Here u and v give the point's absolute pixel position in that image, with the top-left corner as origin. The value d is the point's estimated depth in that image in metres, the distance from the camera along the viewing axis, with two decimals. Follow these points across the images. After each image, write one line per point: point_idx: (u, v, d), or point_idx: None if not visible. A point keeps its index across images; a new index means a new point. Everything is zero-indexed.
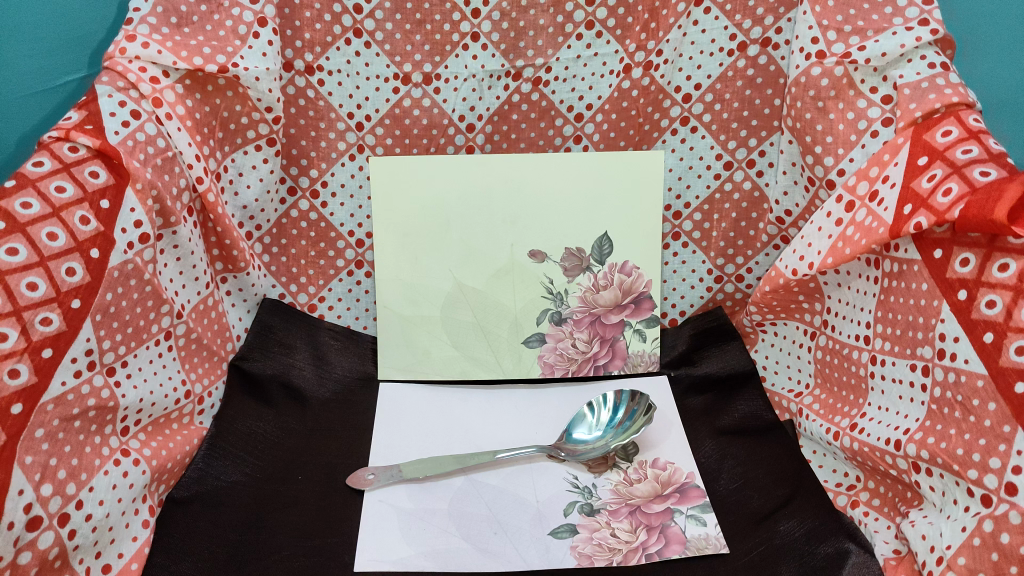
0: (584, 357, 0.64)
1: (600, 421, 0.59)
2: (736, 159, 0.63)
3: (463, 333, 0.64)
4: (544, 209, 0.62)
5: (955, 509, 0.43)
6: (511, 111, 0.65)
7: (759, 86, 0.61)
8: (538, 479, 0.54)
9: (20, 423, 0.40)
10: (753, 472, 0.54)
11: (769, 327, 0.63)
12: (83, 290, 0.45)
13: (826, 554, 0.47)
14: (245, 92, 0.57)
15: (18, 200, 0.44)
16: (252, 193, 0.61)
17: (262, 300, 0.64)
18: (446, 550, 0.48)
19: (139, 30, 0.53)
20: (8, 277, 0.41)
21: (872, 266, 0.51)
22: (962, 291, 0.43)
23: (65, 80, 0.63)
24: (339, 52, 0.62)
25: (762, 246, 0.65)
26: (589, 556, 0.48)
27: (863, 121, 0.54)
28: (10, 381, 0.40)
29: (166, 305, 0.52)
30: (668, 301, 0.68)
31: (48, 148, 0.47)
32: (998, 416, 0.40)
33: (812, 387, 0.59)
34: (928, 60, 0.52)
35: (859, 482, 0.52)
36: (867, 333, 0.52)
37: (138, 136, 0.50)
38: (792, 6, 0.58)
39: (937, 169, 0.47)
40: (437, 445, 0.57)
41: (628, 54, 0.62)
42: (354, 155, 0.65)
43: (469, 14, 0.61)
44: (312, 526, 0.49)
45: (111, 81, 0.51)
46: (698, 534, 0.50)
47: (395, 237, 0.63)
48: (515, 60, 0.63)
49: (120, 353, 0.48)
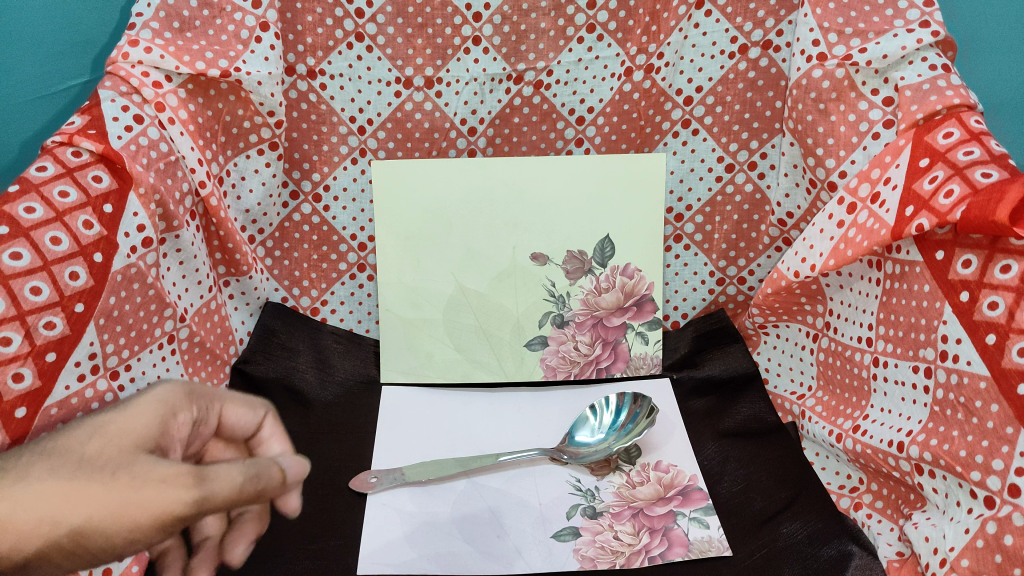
0: (586, 360, 0.64)
1: (602, 423, 0.58)
2: (738, 161, 0.63)
3: (465, 336, 0.64)
4: (546, 212, 0.62)
5: (958, 510, 0.43)
6: (513, 115, 0.65)
7: (760, 89, 0.61)
8: (541, 482, 0.54)
9: (24, 426, 0.40)
10: (757, 474, 0.54)
11: (771, 329, 0.63)
12: (87, 294, 0.45)
13: (828, 556, 0.47)
14: (247, 96, 0.57)
15: (21, 205, 0.44)
16: (254, 197, 0.61)
17: (265, 304, 0.65)
18: (449, 553, 0.48)
19: (141, 35, 0.53)
20: (12, 281, 0.41)
21: (875, 268, 0.51)
22: (965, 292, 0.43)
23: (69, 84, 0.63)
24: (341, 56, 0.62)
25: (764, 248, 0.65)
26: (592, 559, 0.48)
27: (864, 123, 0.54)
28: (13, 385, 0.40)
29: (169, 308, 0.53)
30: (670, 303, 0.68)
31: (51, 152, 0.47)
32: (1001, 418, 0.40)
33: (815, 388, 0.59)
34: (929, 62, 0.52)
35: (862, 485, 0.52)
36: (869, 334, 0.52)
37: (141, 140, 0.51)
38: (793, 9, 0.59)
39: (939, 170, 0.47)
40: (441, 448, 0.57)
41: (628, 57, 0.62)
42: (357, 158, 0.65)
43: (470, 18, 0.62)
44: (317, 529, 0.50)
45: (114, 86, 0.51)
46: (701, 536, 0.50)
47: (398, 240, 0.63)
48: (516, 63, 0.63)
49: (123, 357, 0.49)
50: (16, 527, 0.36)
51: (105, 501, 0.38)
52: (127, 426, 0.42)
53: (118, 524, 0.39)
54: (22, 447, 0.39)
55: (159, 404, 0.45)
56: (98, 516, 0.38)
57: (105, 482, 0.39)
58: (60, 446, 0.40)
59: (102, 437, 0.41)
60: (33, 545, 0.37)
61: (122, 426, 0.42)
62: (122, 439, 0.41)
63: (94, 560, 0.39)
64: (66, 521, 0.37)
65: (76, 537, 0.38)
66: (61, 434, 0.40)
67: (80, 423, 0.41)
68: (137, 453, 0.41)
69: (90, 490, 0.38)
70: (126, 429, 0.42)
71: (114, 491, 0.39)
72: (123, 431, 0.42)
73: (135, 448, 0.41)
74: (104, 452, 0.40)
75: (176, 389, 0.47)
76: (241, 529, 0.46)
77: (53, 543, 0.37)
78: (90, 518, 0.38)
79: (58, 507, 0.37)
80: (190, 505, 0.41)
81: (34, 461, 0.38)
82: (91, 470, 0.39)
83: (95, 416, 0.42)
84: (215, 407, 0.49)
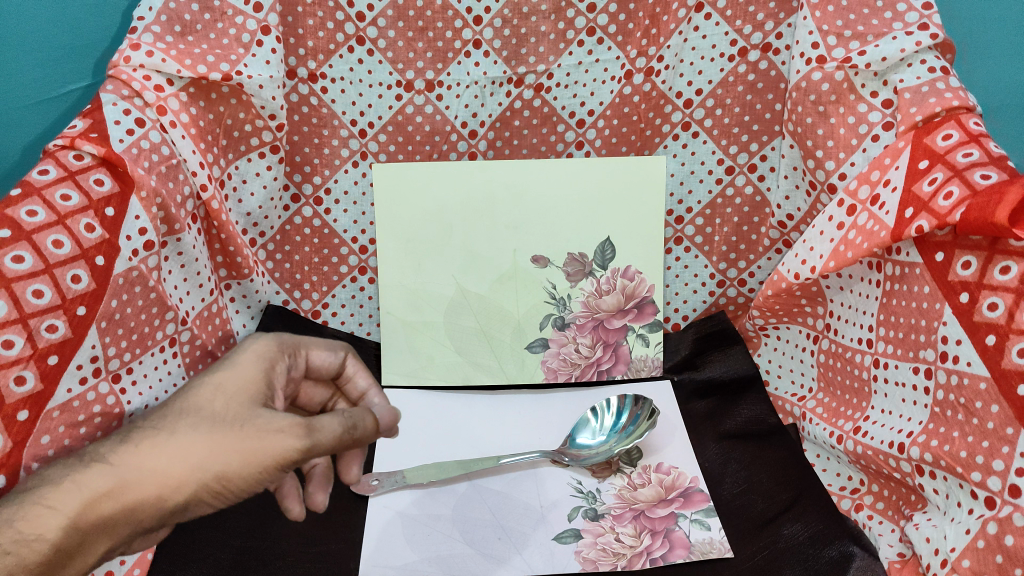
0: (586, 362, 0.64)
1: (603, 426, 0.58)
2: (738, 164, 0.64)
3: (466, 339, 0.64)
4: (547, 214, 0.63)
5: (959, 511, 0.43)
6: (514, 117, 0.65)
7: (759, 91, 0.61)
8: (542, 484, 0.54)
9: (26, 429, 0.41)
10: (758, 476, 0.54)
11: (772, 331, 0.63)
12: (89, 297, 0.45)
13: (830, 557, 0.47)
14: (248, 100, 0.57)
15: (23, 208, 0.44)
16: (256, 200, 0.61)
17: (266, 306, 0.65)
18: (452, 555, 0.49)
19: (143, 39, 0.53)
20: (14, 284, 0.41)
21: (874, 270, 0.52)
22: (965, 294, 0.43)
23: (70, 88, 0.64)
24: (342, 59, 0.62)
25: (764, 250, 0.65)
26: (593, 561, 0.49)
27: (864, 125, 0.54)
28: (15, 388, 0.40)
29: (171, 312, 0.53)
30: (671, 305, 0.68)
31: (53, 156, 0.47)
32: (1001, 419, 0.40)
33: (816, 391, 0.59)
34: (928, 65, 0.52)
35: (863, 486, 0.52)
36: (869, 336, 0.53)
37: (143, 143, 0.51)
38: (793, 12, 0.59)
39: (938, 172, 0.47)
40: (443, 451, 0.57)
41: (629, 60, 0.63)
42: (358, 161, 0.65)
43: (471, 22, 0.62)
44: (317, 532, 0.50)
45: (115, 90, 0.51)
46: (703, 538, 0.50)
47: (399, 243, 0.63)
48: (517, 67, 0.63)
49: (125, 360, 0.49)
50: (168, 475, 0.36)
51: (242, 443, 0.37)
52: (242, 376, 0.41)
53: (255, 466, 0.37)
54: (160, 406, 0.40)
55: (263, 352, 0.43)
56: (239, 458, 0.37)
57: (238, 427, 0.38)
58: (192, 400, 0.39)
59: (223, 389, 0.40)
60: (186, 491, 0.36)
61: (238, 376, 0.41)
62: (241, 390, 0.40)
63: (236, 500, 0.38)
64: (210, 466, 0.37)
65: (222, 481, 0.37)
66: (188, 389, 0.40)
67: (202, 378, 0.41)
68: (255, 404, 0.40)
69: (225, 439, 0.37)
70: (241, 380, 0.41)
71: (248, 434, 0.38)
72: (238, 382, 0.40)
73: (256, 396, 0.40)
74: (230, 404, 0.39)
75: (272, 339, 0.45)
76: (348, 453, 0.45)
77: (204, 488, 0.37)
78: (230, 462, 0.37)
79: (202, 456, 0.37)
80: (304, 452, 0.38)
81: (172, 419, 0.38)
82: (219, 424, 0.38)
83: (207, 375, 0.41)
84: (306, 351, 0.47)
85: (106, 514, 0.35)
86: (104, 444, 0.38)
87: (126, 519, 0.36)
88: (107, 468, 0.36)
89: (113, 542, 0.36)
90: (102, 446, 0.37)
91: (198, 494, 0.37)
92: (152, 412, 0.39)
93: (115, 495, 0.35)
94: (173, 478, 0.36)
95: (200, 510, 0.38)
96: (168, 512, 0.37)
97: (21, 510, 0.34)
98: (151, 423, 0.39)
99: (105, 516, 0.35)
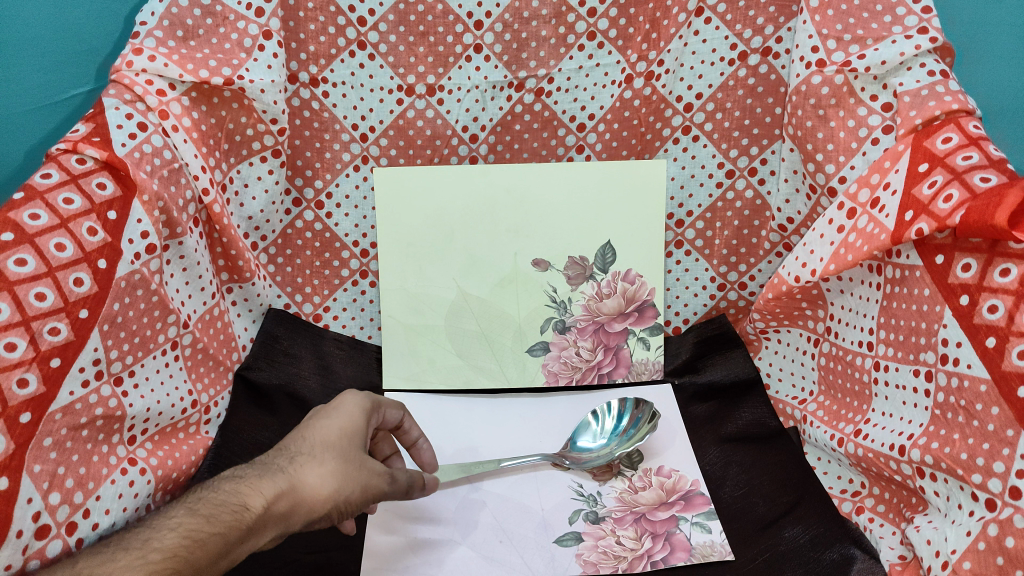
0: (587, 366, 0.64)
1: (604, 429, 0.58)
2: (738, 168, 0.63)
3: (467, 342, 0.64)
4: (548, 217, 0.63)
5: (960, 513, 0.43)
6: (514, 121, 0.65)
7: (759, 95, 0.61)
8: (542, 488, 0.54)
9: (28, 431, 0.41)
10: (758, 479, 0.54)
11: (772, 335, 0.63)
12: (91, 300, 0.45)
13: (831, 560, 0.48)
14: (250, 104, 0.57)
15: (26, 211, 0.44)
16: (258, 204, 0.61)
17: (268, 310, 0.64)
18: (452, 559, 0.49)
19: (145, 43, 0.53)
20: (18, 287, 0.42)
21: (875, 273, 0.52)
22: (964, 296, 0.44)
23: (72, 93, 0.64)
24: (344, 64, 0.62)
25: (765, 254, 0.65)
26: (594, 564, 0.50)
27: (864, 128, 0.54)
28: (18, 390, 0.41)
29: (173, 315, 0.53)
30: (671, 309, 0.67)
31: (57, 159, 0.48)
32: (1001, 420, 0.40)
33: (816, 394, 0.59)
34: (928, 68, 0.52)
35: (864, 489, 0.52)
36: (870, 339, 0.53)
37: (144, 148, 0.51)
38: (793, 16, 0.59)
39: (937, 175, 0.47)
40: (444, 456, 0.57)
41: (629, 64, 0.63)
42: (359, 165, 0.65)
43: (472, 26, 0.62)
44: (321, 538, 0.50)
45: (118, 94, 0.52)
46: (704, 541, 0.51)
47: (401, 248, 0.64)
48: (518, 70, 0.63)
49: (127, 363, 0.49)
50: (312, 493, 0.41)
51: (358, 479, 0.42)
52: (350, 422, 0.44)
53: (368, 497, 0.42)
54: (296, 429, 0.43)
55: (363, 400, 0.46)
56: (356, 491, 0.42)
57: (357, 465, 0.42)
58: (323, 429, 0.43)
59: (339, 428, 0.43)
60: (321, 509, 0.41)
61: (350, 416, 0.44)
62: (351, 436, 0.43)
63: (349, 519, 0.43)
64: (338, 494, 0.41)
65: (344, 506, 0.42)
66: (313, 422, 0.43)
67: (323, 417, 0.44)
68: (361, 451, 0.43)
69: (350, 474, 0.42)
70: (351, 426, 0.44)
71: (362, 473, 0.42)
72: (351, 427, 0.44)
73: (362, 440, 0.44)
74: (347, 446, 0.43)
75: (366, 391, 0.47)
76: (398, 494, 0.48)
77: (333, 510, 0.41)
78: (351, 494, 0.41)
79: (332, 487, 0.41)
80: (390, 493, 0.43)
81: (305, 451, 0.42)
82: (344, 463, 0.42)
83: (323, 417, 0.44)
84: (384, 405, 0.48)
85: (285, 508, 0.40)
86: (275, 452, 0.42)
87: (284, 521, 0.40)
88: (276, 476, 0.41)
89: (276, 536, 0.41)
90: (278, 452, 0.42)
91: (330, 513, 0.41)
92: (289, 439, 0.43)
93: (288, 495, 0.40)
94: (320, 494, 0.41)
95: (328, 522, 0.43)
96: (317, 519, 0.42)
97: (239, 487, 0.40)
98: (291, 448, 0.42)
99: (275, 514, 0.40)
